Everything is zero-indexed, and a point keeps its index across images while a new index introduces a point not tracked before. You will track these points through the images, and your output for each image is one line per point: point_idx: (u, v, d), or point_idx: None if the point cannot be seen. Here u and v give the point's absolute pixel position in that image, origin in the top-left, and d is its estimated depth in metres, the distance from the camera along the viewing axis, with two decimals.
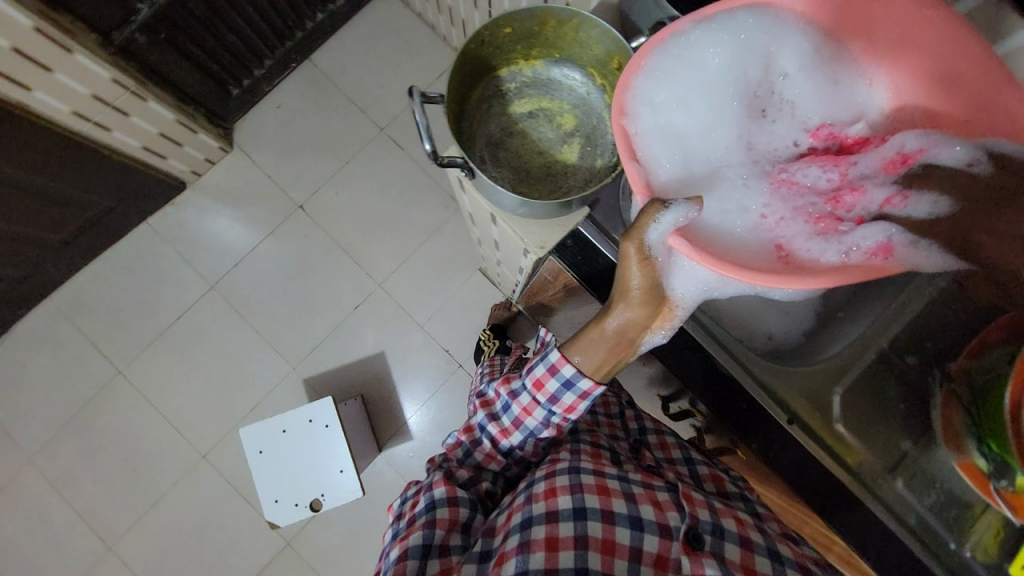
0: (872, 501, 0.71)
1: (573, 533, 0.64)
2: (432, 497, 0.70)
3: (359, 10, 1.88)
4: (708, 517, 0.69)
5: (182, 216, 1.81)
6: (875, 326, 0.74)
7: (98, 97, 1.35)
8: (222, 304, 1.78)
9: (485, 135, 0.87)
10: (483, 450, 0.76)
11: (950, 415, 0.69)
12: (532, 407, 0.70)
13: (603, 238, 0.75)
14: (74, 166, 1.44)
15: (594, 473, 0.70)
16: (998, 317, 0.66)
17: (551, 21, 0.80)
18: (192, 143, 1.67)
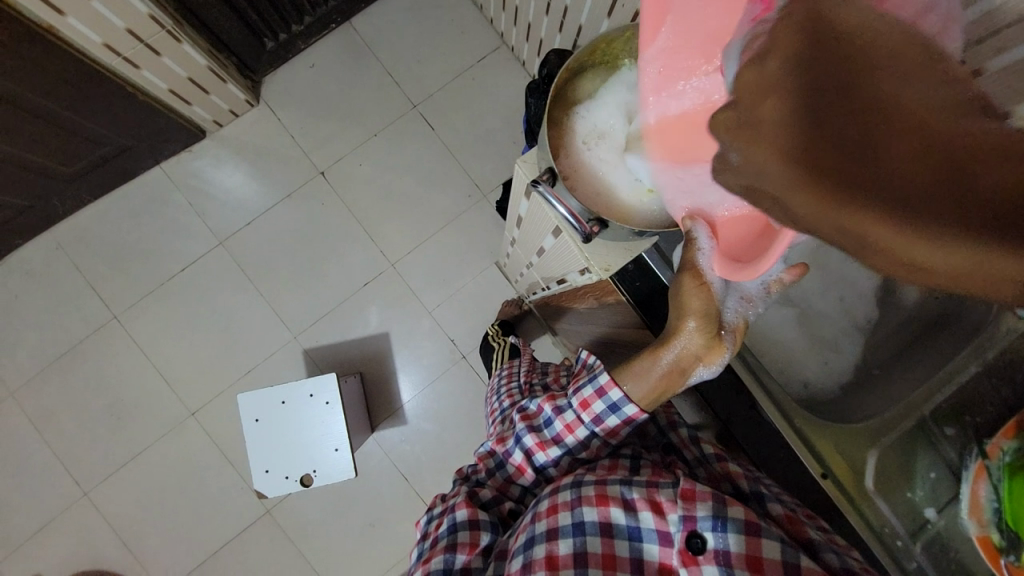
0: (881, 546, 0.71)
1: (571, 550, 0.60)
2: (453, 518, 0.69)
3: None
4: (709, 510, 0.59)
5: (198, 165, 1.74)
6: (921, 393, 0.77)
7: (133, 33, 1.27)
8: (228, 262, 1.73)
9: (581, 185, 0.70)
10: (512, 464, 0.76)
11: (977, 488, 0.70)
12: (575, 425, 0.70)
13: (664, 264, 0.81)
14: (94, 101, 1.37)
15: (595, 483, 0.64)
16: None
17: (602, 49, 0.72)
18: (218, 92, 1.61)
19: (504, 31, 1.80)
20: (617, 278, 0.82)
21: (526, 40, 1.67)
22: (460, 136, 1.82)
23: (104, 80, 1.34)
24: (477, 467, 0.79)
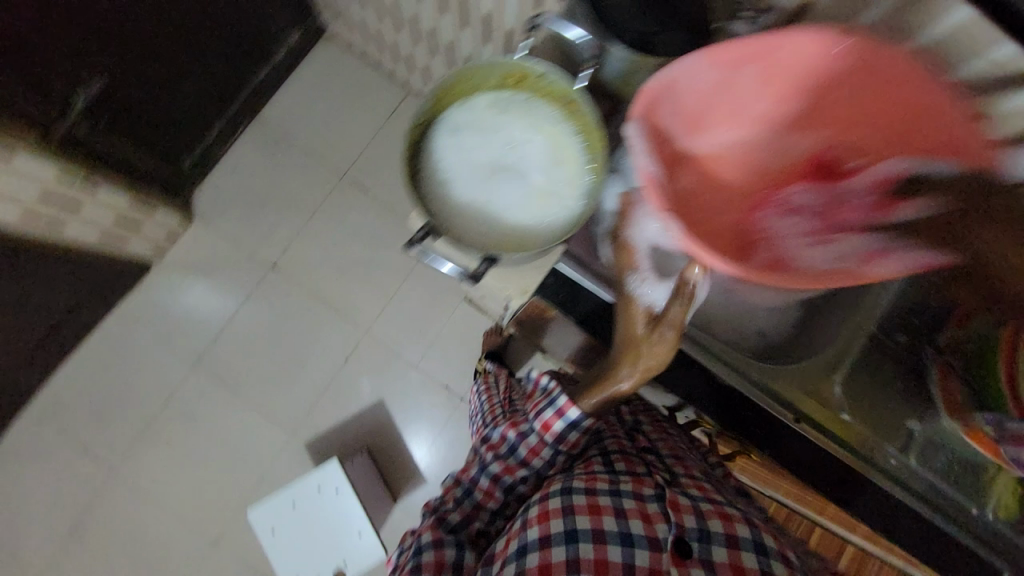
0: (884, 481, 0.69)
1: (565, 558, 0.57)
2: (420, 543, 0.69)
3: (298, 59, 1.85)
4: (694, 523, 0.60)
5: (153, 295, 1.75)
6: (866, 306, 0.74)
7: (47, 195, 1.32)
8: (209, 380, 1.73)
9: (474, 252, 0.59)
10: (480, 489, 0.73)
11: (948, 386, 0.71)
12: (539, 447, 0.71)
13: (581, 270, 0.71)
14: (31, 272, 1.38)
15: (586, 491, 0.62)
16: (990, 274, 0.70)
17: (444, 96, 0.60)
18: (151, 222, 1.64)
19: (407, 81, 1.85)
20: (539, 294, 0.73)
21: (427, 84, 1.71)
22: (395, 190, 1.84)
23: (33, 248, 1.36)
24: (444, 498, 0.75)
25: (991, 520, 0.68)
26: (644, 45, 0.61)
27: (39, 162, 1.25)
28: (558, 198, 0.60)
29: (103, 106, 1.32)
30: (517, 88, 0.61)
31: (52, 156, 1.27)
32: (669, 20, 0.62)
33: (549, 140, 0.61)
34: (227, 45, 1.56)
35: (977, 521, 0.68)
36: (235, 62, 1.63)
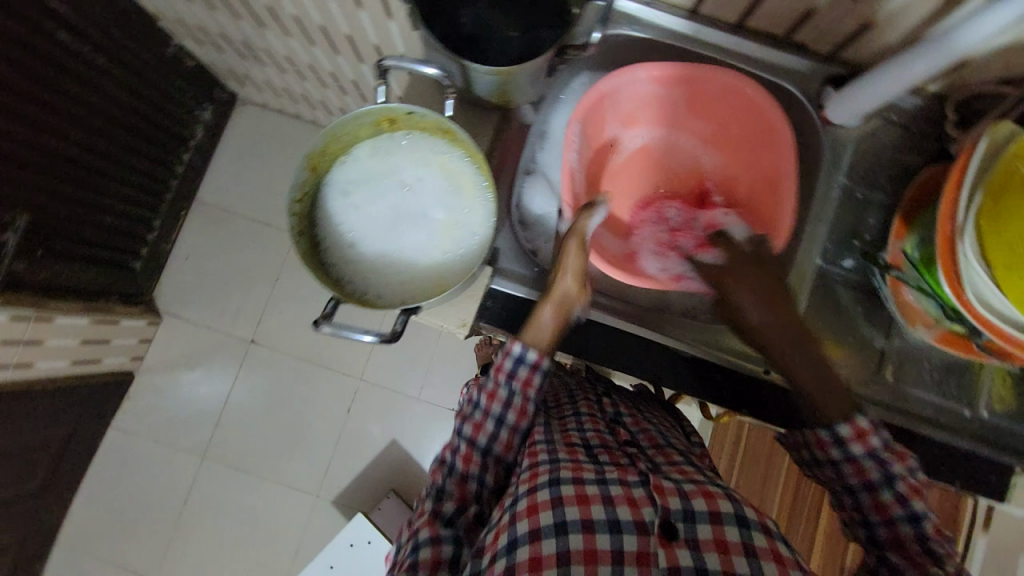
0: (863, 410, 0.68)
1: (555, 551, 0.48)
2: (414, 543, 0.55)
3: (219, 132, 1.81)
4: (677, 504, 0.50)
5: (145, 403, 1.74)
6: (806, 242, 0.71)
7: (8, 341, 1.29)
8: (223, 468, 1.72)
9: (397, 306, 0.56)
10: (453, 478, 0.59)
11: (903, 295, 0.65)
12: (497, 393, 0.59)
13: (518, 284, 0.71)
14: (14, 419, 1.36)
15: (572, 479, 0.52)
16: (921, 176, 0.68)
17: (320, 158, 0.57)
18: (119, 334, 1.62)
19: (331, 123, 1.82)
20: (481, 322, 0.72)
21: None
22: None
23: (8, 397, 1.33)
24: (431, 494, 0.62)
25: (987, 414, 0.69)
26: (507, 60, 0.60)
27: None
28: (467, 227, 0.58)
29: (37, 238, 1.28)
30: (394, 129, 0.59)
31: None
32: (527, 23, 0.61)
33: (442, 172, 0.59)
34: (145, 145, 1.52)
35: (971, 421, 0.68)
36: (156, 158, 1.59)
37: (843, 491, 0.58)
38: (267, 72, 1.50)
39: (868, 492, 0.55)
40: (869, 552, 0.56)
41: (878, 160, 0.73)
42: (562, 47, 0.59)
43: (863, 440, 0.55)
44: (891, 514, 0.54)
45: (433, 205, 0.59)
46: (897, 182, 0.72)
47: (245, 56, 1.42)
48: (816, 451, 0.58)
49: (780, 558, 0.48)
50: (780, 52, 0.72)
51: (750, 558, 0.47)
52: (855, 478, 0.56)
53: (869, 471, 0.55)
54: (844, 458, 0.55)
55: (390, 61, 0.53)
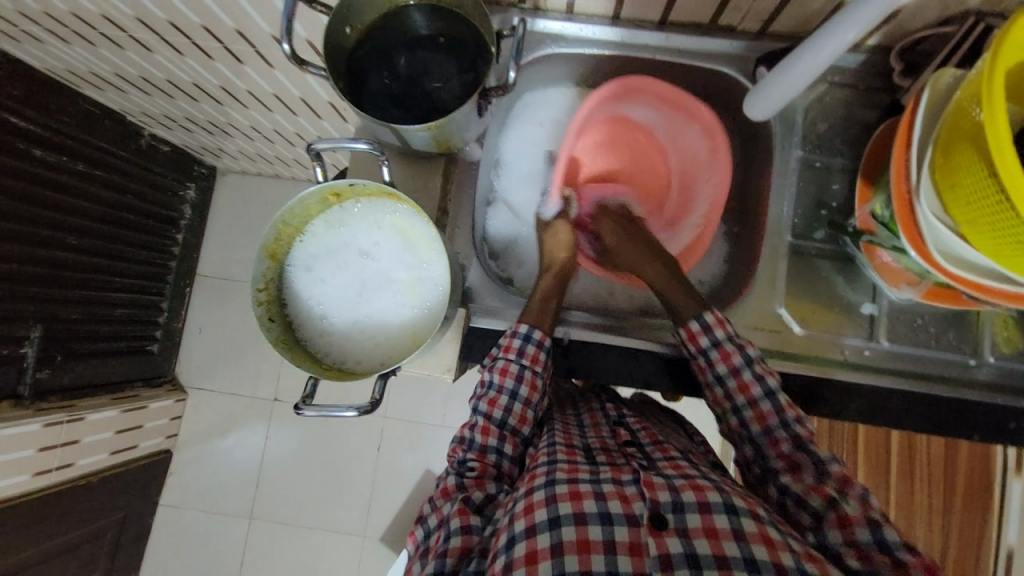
0: (861, 378, 0.66)
1: (550, 544, 0.46)
2: (445, 532, 0.53)
3: (214, 170, 1.57)
4: (667, 496, 0.49)
5: (188, 477, 1.49)
6: (773, 220, 0.71)
7: (44, 448, 1.16)
8: (272, 527, 1.46)
9: (377, 370, 0.58)
10: (473, 456, 0.59)
11: (882, 259, 0.64)
12: (506, 367, 0.62)
13: (493, 320, 0.71)
14: (38, 561, 1.16)
15: (566, 478, 0.51)
16: (878, 131, 0.67)
17: (275, 249, 0.59)
18: (151, 416, 1.41)
19: None
20: (466, 359, 0.71)
21: None
22: None
23: (28, 553, 1.14)
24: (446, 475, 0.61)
25: (993, 357, 0.66)
26: (437, 113, 0.63)
27: (21, 423, 1.10)
28: (429, 280, 0.60)
29: (57, 343, 1.20)
30: (341, 201, 0.60)
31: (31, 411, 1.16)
32: (452, 70, 0.63)
33: (396, 230, 0.61)
34: (135, 235, 1.35)
35: (979, 369, 0.67)
36: (149, 244, 1.41)
37: (713, 382, 0.60)
38: (241, 143, 1.30)
39: (731, 373, 0.59)
40: (773, 488, 0.54)
41: (831, 124, 0.72)
42: (482, 88, 0.59)
43: (724, 326, 0.60)
44: (769, 421, 0.56)
45: (393, 267, 0.60)
46: (858, 143, 0.71)
47: (216, 130, 1.23)
48: (690, 347, 0.61)
49: (770, 540, 0.46)
50: (709, 38, 0.72)
51: (738, 542, 0.46)
52: (719, 360, 0.59)
53: (748, 384, 0.58)
54: (713, 346, 0.60)
55: (323, 141, 0.54)
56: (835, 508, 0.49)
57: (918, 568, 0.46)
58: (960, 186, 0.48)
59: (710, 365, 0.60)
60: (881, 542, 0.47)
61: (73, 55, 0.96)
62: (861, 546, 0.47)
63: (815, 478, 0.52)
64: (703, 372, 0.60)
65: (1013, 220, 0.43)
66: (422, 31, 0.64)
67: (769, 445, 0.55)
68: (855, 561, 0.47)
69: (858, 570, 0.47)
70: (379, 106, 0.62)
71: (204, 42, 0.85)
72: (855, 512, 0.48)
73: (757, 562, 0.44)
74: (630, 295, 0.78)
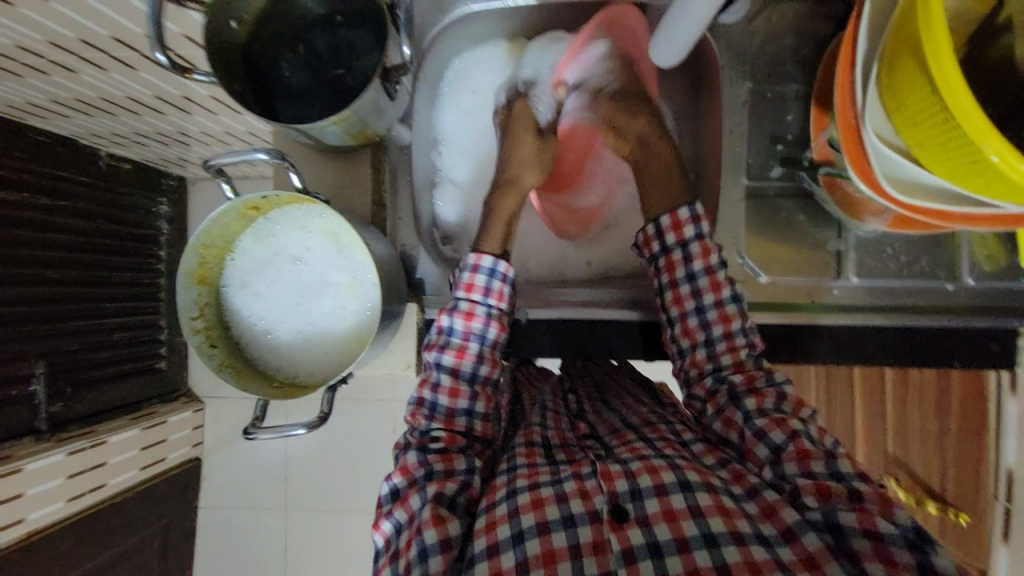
0: (831, 317, 0.64)
1: (514, 562, 0.46)
2: (422, 544, 0.50)
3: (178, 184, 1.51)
4: (624, 486, 0.49)
5: (214, 493, 1.44)
6: (728, 163, 0.67)
7: (74, 473, 1.12)
8: (304, 533, 1.41)
9: (329, 378, 0.58)
10: (438, 425, 0.57)
11: (843, 193, 0.59)
12: (471, 310, 0.60)
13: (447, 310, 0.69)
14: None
15: (527, 486, 0.50)
16: (831, 46, 0.60)
17: (202, 273, 0.57)
18: (172, 429, 1.34)
19: None
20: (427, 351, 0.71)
21: None
22: None
23: (78, 572, 1.13)
24: (411, 430, 0.59)
25: (971, 276, 0.64)
26: (349, 101, 0.58)
27: (46, 454, 1.07)
28: (366, 280, 0.58)
29: (63, 373, 1.14)
30: (264, 212, 0.58)
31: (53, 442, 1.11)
32: (365, 47, 0.59)
33: (326, 234, 0.59)
34: (124, 261, 1.26)
35: (957, 291, 0.64)
36: (134, 267, 1.29)
37: (690, 313, 0.58)
38: (199, 152, 1.19)
39: (715, 305, 0.57)
40: (735, 413, 0.53)
41: (779, 48, 0.66)
42: (383, 70, 0.54)
43: (679, 230, 0.60)
44: (732, 323, 0.57)
45: (329, 273, 0.59)
46: (810, 65, 0.66)
47: (172, 142, 1.11)
48: (666, 276, 0.60)
49: (725, 510, 0.46)
50: None
51: (696, 520, 0.45)
52: (707, 289, 0.58)
53: (720, 283, 0.58)
54: (664, 252, 0.61)
55: (224, 158, 0.53)
56: (796, 442, 0.49)
57: (873, 497, 0.45)
58: (905, 107, 0.43)
59: (665, 307, 0.60)
60: (835, 472, 0.48)
61: (5, 89, 0.85)
62: (817, 478, 0.48)
63: (776, 407, 0.52)
64: (682, 300, 0.59)
65: (962, 140, 0.38)
66: (327, 12, 0.59)
67: (753, 398, 0.53)
68: (814, 495, 0.46)
69: (814, 505, 0.46)
70: (288, 102, 0.59)
71: (124, 53, 0.76)
72: (814, 445, 0.49)
73: (714, 535, 0.44)
74: (583, 260, 0.76)
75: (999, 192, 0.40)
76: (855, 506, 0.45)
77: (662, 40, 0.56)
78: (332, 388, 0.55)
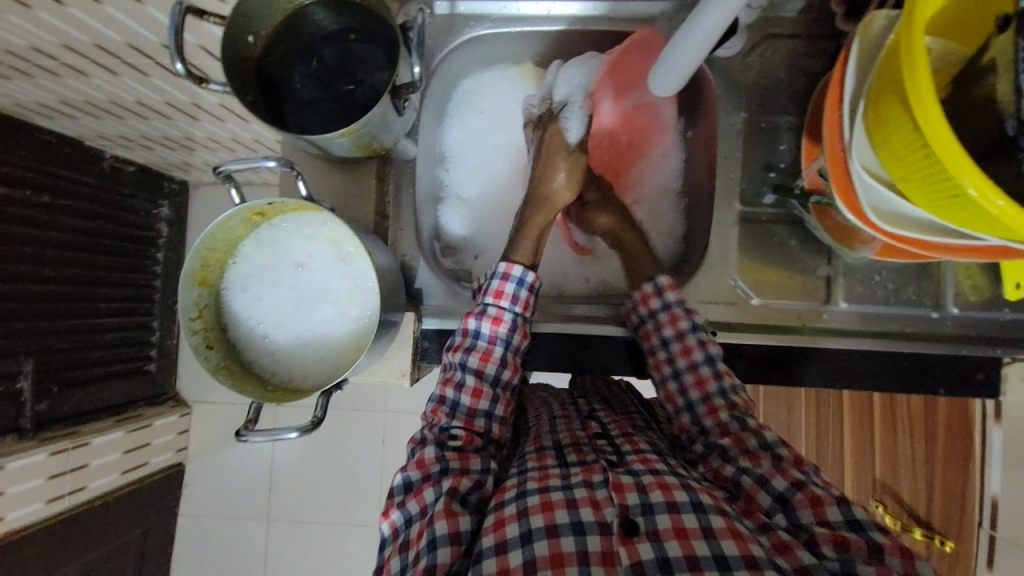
0: (821, 341, 0.65)
1: (523, 561, 0.46)
2: (431, 535, 0.49)
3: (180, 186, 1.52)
4: (635, 499, 0.49)
5: (197, 500, 1.41)
6: (724, 188, 0.69)
7: (53, 475, 1.10)
8: (285, 545, 1.38)
9: (323, 385, 0.58)
10: (458, 423, 0.58)
11: (834, 220, 0.61)
12: (500, 316, 0.61)
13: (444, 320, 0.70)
14: None
15: (538, 489, 0.51)
16: (822, 79, 0.63)
17: (204, 275, 0.58)
18: (157, 434, 1.32)
19: None
20: (423, 361, 0.71)
21: None
22: None
23: None
24: (430, 424, 0.59)
25: (955, 306, 0.66)
26: (357, 113, 0.60)
27: (26, 455, 1.05)
28: (368, 289, 0.59)
29: (50, 374, 1.12)
30: (268, 219, 0.59)
31: (34, 442, 1.09)
32: (377, 61, 0.60)
33: (329, 243, 0.60)
34: (121, 261, 1.26)
35: (941, 320, 0.66)
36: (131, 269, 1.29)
37: (657, 347, 0.64)
38: (204, 157, 1.20)
39: (689, 368, 0.61)
40: (726, 469, 0.54)
41: (774, 81, 0.69)
42: (393, 86, 0.56)
43: (652, 300, 0.65)
44: (693, 354, 0.61)
45: (331, 282, 0.60)
46: (803, 98, 0.69)
47: (178, 147, 1.12)
48: (642, 309, 0.65)
49: (737, 533, 0.45)
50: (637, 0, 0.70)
51: (708, 539, 0.45)
52: (666, 324, 0.64)
53: (679, 317, 0.64)
54: (641, 323, 0.66)
55: (234, 163, 0.54)
56: (804, 493, 0.49)
57: (892, 549, 0.46)
58: (890, 142, 0.45)
59: (657, 328, 0.64)
60: (851, 522, 0.47)
61: (16, 88, 0.86)
62: (833, 526, 0.47)
63: (774, 466, 0.52)
64: (650, 335, 0.64)
65: (943, 175, 0.40)
66: (342, 27, 0.61)
67: (749, 459, 0.53)
68: (831, 546, 0.46)
69: (830, 554, 0.46)
70: (299, 114, 0.60)
71: (136, 59, 0.77)
72: (824, 492, 0.49)
73: (727, 559, 0.44)
74: (582, 277, 0.78)
75: (980, 225, 0.42)
76: (873, 559, 0.45)
77: (659, 72, 0.59)
78: (328, 391, 0.55)
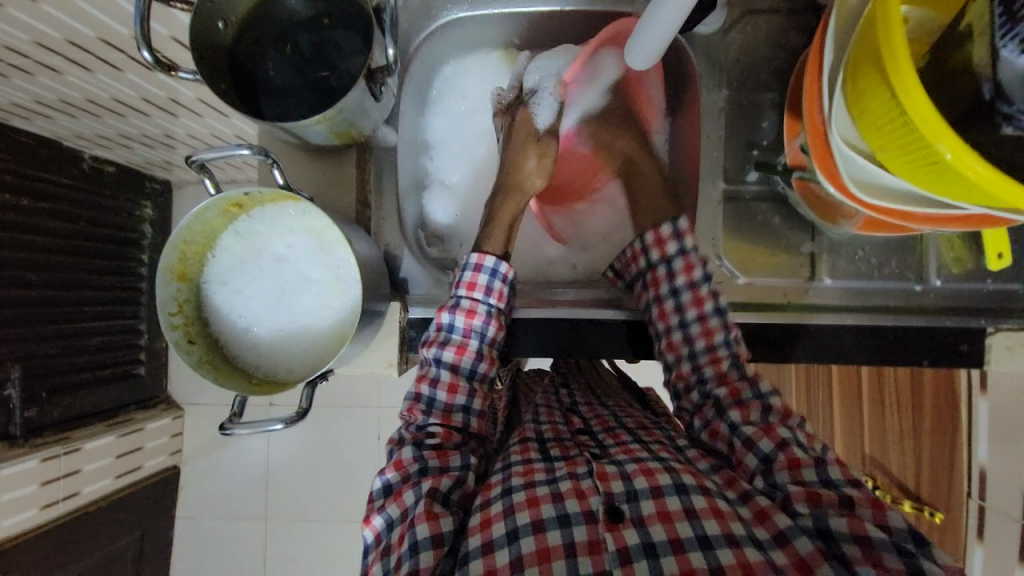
0: (807, 318, 0.66)
1: (509, 560, 0.46)
2: (412, 539, 0.50)
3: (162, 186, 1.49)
4: (620, 487, 0.49)
5: (193, 502, 1.40)
6: (709, 168, 0.69)
7: (46, 481, 1.08)
8: (285, 543, 1.38)
9: (307, 375, 0.58)
10: (435, 420, 0.57)
11: (818, 196, 0.61)
12: (474, 308, 0.60)
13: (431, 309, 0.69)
14: None
15: (523, 485, 0.50)
16: (803, 55, 0.63)
17: (182, 268, 0.57)
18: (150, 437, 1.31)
19: None
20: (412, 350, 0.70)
21: None
22: None
23: None
24: (405, 425, 0.59)
25: (938, 278, 0.66)
26: (334, 101, 0.59)
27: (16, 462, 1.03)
28: (349, 278, 0.58)
29: (37, 380, 1.11)
30: (245, 211, 0.58)
31: (25, 448, 1.07)
32: (353, 47, 0.59)
33: (307, 234, 0.59)
34: (105, 263, 1.24)
35: (924, 293, 0.66)
36: (116, 271, 1.27)
37: None
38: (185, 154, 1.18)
39: (698, 318, 0.59)
40: (720, 424, 0.54)
41: (755, 57, 0.69)
42: (368, 70, 0.55)
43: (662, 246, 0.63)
44: (705, 303, 0.59)
45: (312, 269, 0.59)
46: (785, 74, 0.68)
47: (158, 144, 1.10)
48: (654, 252, 0.63)
49: (719, 512, 0.46)
50: None
51: (691, 521, 0.45)
52: (682, 271, 0.61)
53: (694, 264, 0.61)
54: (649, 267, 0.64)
55: (206, 153, 0.52)
56: (786, 450, 0.50)
57: (863, 502, 0.46)
58: (870, 115, 0.45)
59: (641, 298, 0.64)
60: (826, 479, 0.48)
61: None
62: (807, 485, 0.48)
63: (762, 418, 0.53)
64: (659, 281, 0.62)
65: (921, 142, 0.40)
66: (316, 13, 0.60)
67: (740, 410, 0.54)
68: (804, 503, 0.47)
69: (805, 512, 0.47)
70: (275, 104, 0.59)
71: (108, 53, 0.75)
72: (804, 453, 0.50)
73: (709, 538, 0.44)
74: (569, 262, 0.78)
75: (960, 194, 0.42)
76: (846, 512, 0.46)
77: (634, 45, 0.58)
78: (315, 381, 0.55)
